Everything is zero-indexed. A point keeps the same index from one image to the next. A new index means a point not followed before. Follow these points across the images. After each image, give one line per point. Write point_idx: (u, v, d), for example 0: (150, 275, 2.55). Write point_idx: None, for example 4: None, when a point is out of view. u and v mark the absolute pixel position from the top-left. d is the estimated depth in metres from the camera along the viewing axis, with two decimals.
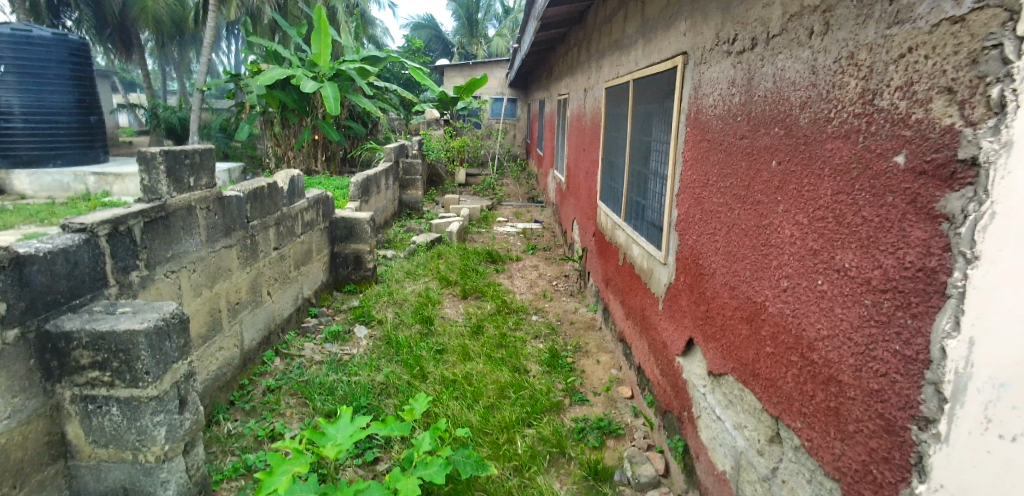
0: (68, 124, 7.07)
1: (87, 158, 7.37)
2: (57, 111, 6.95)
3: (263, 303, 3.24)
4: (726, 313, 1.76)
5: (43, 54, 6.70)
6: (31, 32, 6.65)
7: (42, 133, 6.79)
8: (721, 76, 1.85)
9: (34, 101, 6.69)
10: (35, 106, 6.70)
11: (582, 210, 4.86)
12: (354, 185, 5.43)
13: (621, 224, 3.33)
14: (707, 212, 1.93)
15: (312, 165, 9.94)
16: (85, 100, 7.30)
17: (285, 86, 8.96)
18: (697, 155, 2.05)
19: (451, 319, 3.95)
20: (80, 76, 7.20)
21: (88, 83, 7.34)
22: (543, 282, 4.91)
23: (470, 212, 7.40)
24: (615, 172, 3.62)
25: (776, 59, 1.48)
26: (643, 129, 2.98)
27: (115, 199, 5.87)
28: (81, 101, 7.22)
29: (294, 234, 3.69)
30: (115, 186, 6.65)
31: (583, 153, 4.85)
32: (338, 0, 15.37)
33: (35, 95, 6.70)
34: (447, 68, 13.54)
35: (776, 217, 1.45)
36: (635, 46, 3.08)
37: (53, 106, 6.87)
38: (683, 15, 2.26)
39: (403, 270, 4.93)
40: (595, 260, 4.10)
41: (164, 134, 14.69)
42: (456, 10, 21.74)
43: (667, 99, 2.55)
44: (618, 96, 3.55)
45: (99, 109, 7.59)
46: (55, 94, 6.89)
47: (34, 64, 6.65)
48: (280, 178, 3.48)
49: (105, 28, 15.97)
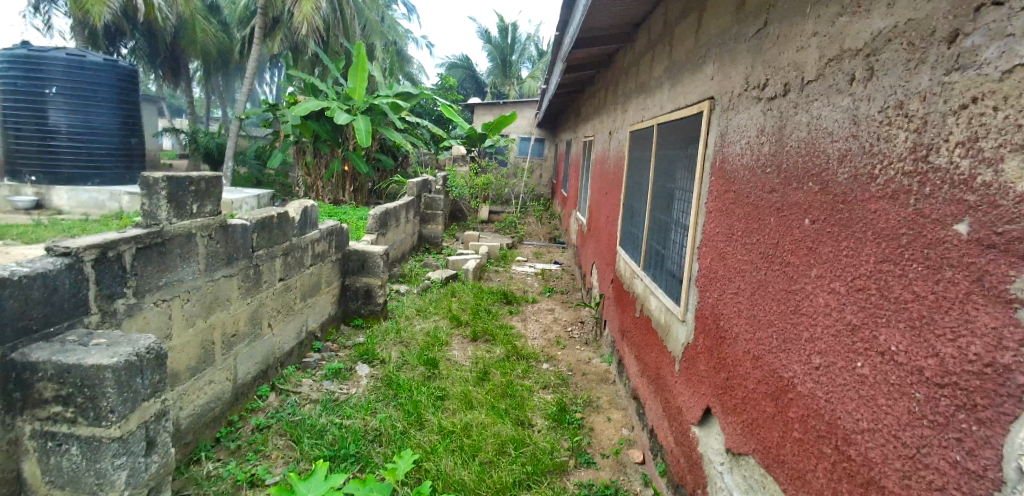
0: (112, 145, 7.27)
1: (125, 180, 7.53)
2: (105, 132, 7.19)
3: (263, 336, 3.14)
4: (749, 384, 1.57)
5: (93, 78, 6.93)
6: (86, 57, 6.90)
7: (86, 152, 6.98)
8: (749, 122, 1.71)
9: (81, 121, 6.92)
10: (83, 126, 6.94)
11: (602, 254, 4.69)
12: (372, 217, 5.40)
13: (640, 273, 3.16)
14: (731, 269, 1.76)
15: (339, 195, 10.04)
16: (129, 124, 7.52)
17: (319, 118, 9.21)
18: (722, 206, 1.89)
19: (457, 362, 3.78)
20: (127, 100, 7.43)
21: (133, 107, 7.54)
22: (558, 327, 4.72)
23: (489, 250, 7.31)
24: (636, 219, 3.47)
25: (811, 106, 1.34)
26: (666, 175, 2.84)
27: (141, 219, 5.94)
28: (125, 124, 7.43)
29: (303, 265, 3.62)
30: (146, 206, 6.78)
31: (606, 195, 4.73)
32: (377, 38, 15.91)
33: (84, 117, 6.94)
34: (478, 105, 13.75)
35: (808, 283, 1.28)
36: (662, 90, 2.98)
37: (99, 128, 7.07)
38: (711, 58, 2.14)
39: (414, 307, 4.81)
40: (612, 308, 3.91)
41: (202, 158, 15.21)
42: (491, 52, 22.30)
43: (691, 144, 2.42)
44: (641, 139, 3.44)
45: (142, 131, 7.80)
46: (101, 117, 7.08)
47: (85, 87, 6.89)
48: (292, 207, 3.44)
49: (157, 57, 16.79)
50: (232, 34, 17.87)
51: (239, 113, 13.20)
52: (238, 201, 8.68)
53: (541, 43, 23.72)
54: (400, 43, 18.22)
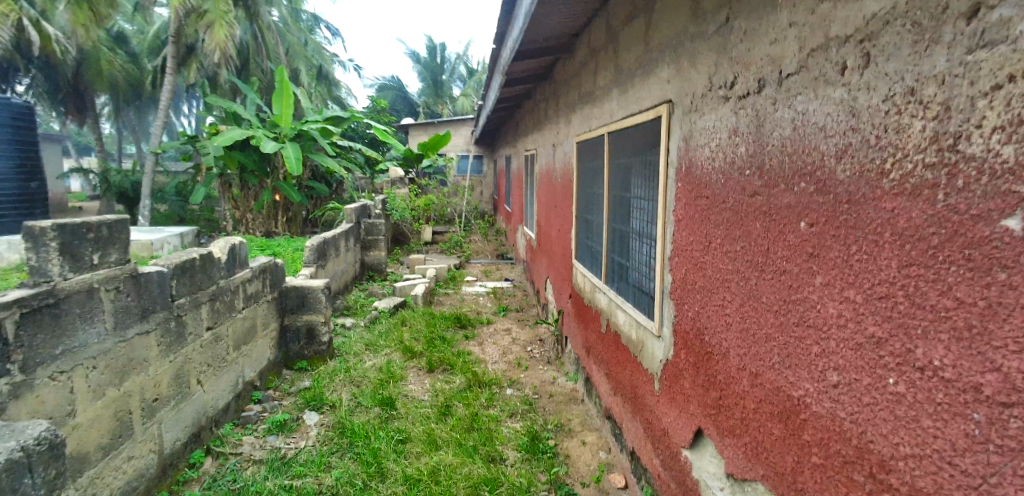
0: (9, 190, 6.51)
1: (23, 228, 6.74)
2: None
3: (192, 394, 2.76)
4: (748, 404, 1.45)
5: None
6: None
7: None
8: (718, 123, 1.61)
9: None
10: None
11: (556, 268, 4.57)
12: (309, 249, 5.03)
13: (602, 287, 3.03)
14: (712, 279, 1.64)
15: (272, 226, 9.44)
16: (27, 166, 6.82)
17: (244, 147, 8.67)
18: (693, 214, 1.78)
19: (416, 398, 3.51)
20: (22, 142, 6.78)
21: (29, 150, 6.89)
22: (517, 348, 4.53)
23: (437, 272, 7.04)
24: (592, 232, 3.36)
25: (794, 102, 1.25)
26: (623, 185, 2.74)
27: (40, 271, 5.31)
28: (21, 167, 6.71)
29: (234, 309, 3.25)
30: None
31: (554, 208, 4.62)
32: (301, 63, 15.35)
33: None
34: (412, 125, 13.49)
35: (812, 291, 1.17)
36: (609, 98, 2.89)
37: None
38: (665, 60, 2.05)
39: (362, 342, 4.48)
40: (573, 324, 3.77)
41: (114, 197, 14.01)
42: (420, 71, 22.06)
43: (648, 151, 2.33)
44: (591, 149, 3.35)
45: (41, 177, 7.10)
46: None
47: None
48: (216, 246, 3.09)
49: (56, 92, 15.40)
50: (141, 63, 16.71)
51: (154, 146, 12.28)
52: (158, 241, 7.96)
53: (471, 60, 23.73)
54: (325, 66, 17.64)
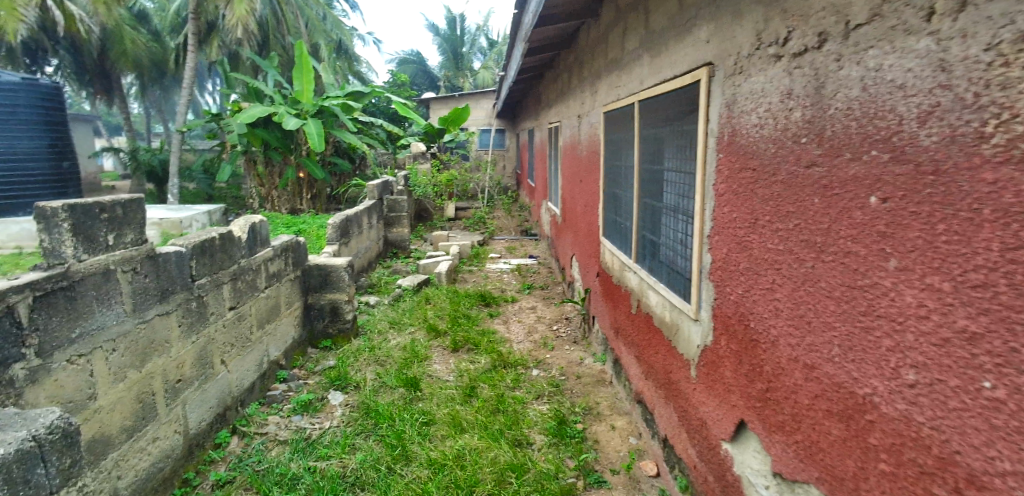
0: (43, 171, 6.60)
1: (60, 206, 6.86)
2: (31, 156, 6.48)
3: (216, 375, 2.74)
4: (801, 398, 1.32)
5: (10, 98, 6.31)
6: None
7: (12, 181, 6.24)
8: (767, 86, 1.45)
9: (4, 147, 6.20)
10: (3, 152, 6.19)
11: (582, 245, 4.43)
12: (332, 227, 4.98)
13: (631, 266, 2.90)
14: (758, 260, 1.50)
15: (297, 203, 9.47)
16: (59, 146, 6.88)
17: (267, 124, 8.65)
18: (736, 187, 1.63)
19: (440, 378, 3.45)
20: (52, 122, 6.83)
21: (58, 129, 6.92)
22: (543, 327, 4.44)
23: (460, 249, 6.96)
24: (620, 207, 3.20)
25: (864, 57, 1.08)
26: (655, 157, 2.57)
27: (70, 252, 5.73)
28: (53, 147, 6.78)
29: (257, 288, 3.22)
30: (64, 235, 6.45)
31: (580, 183, 4.46)
32: (321, 37, 15.21)
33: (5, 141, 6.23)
34: (433, 99, 13.30)
35: (884, 277, 1.03)
36: (639, 63, 2.70)
37: (25, 152, 6.40)
38: (704, 17, 1.86)
39: (386, 320, 4.44)
40: (601, 304, 3.65)
41: (145, 176, 14.27)
42: (441, 44, 21.69)
43: (684, 119, 2.16)
44: (619, 119, 3.17)
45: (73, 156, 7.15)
46: (26, 140, 6.43)
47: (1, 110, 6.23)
48: (236, 225, 3.04)
49: (85, 73, 15.62)
50: (165, 42, 16.80)
51: (180, 125, 12.40)
52: (187, 219, 8.06)
53: (492, 31, 23.20)
54: (345, 41, 17.46)
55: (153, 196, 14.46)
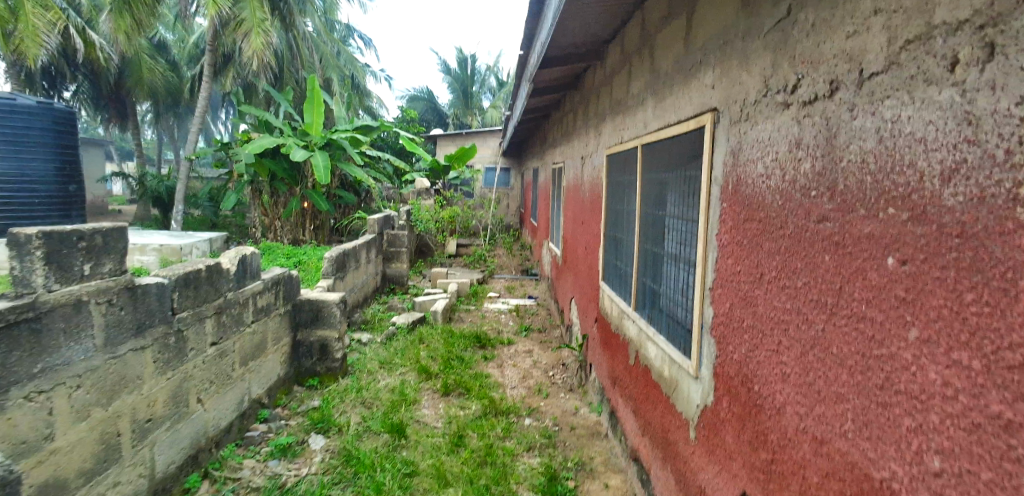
0: (48, 194, 6.59)
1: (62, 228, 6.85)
2: (39, 179, 6.49)
3: (191, 414, 2.61)
4: (809, 475, 1.20)
5: (25, 122, 6.36)
6: (15, 100, 6.34)
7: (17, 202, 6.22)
8: (775, 135, 1.38)
9: (13, 169, 6.21)
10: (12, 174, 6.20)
11: (581, 288, 4.33)
12: (328, 260, 4.91)
13: (630, 314, 2.79)
14: (763, 318, 1.40)
15: (299, 235, 9.44)
16: (68, 170, 6.91)
17: (275, 155, 8.71)
18: (741, 239, 1.55)
19: (428, 424, 3.30)
20: (64, 146, 6.87)
21: (67, 153, 6.93)
22: (538, 372, 4.29)
23: (459, 287, 6.86)
24: (621, 252, 3.12)
25: (881, 107, 1.01)
26: (658, 203, 2.50)
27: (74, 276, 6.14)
28: (62, 170, 6.80)
29: (243, 323, 3.11)
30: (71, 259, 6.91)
31: (581, 225, 4.39)
32: (334, 73, 15.56)
33: (15, 165, 6.24)
34: (440, 137, 13.46)
35: (903, 349, 0.93)
36: (644, 108, 2.67)
37: (34, 175, 6.42)
38: (710, 63, 1.82)
39: (377, 360, 4.30)
40: (598, 351, 3.53)
41: (151, 202, 14.36)
42: (451, 84, 22.19)
43: (687, 165, 2.10)
44: (622, 162, 3.13)
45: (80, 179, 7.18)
46: (36, 163, 6.46)
47: (15, 133, 6.27)
48: (227, 257, 2.97)
49: (101, 99, 15.94)
50: (181, 73, 17.20)
51: (190, 153, 12.55)
52: (187, 246, 8.01)
53: (501, 73, 23.76)
54: (357, 78, 17.86)
55: (157, 222, 14.49)
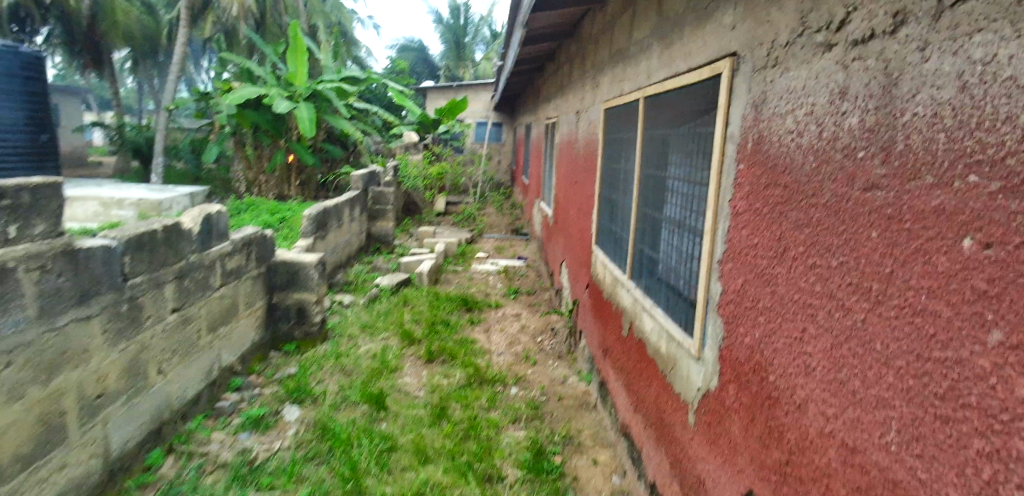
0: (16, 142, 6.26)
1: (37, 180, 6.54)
2: (9, 127, 6.09)
3: (150, 388, 2.43)
4: (835, 485, 1.03)
5: None
6: None
7: None
8: (814, 82, 1.15)
9: None
10: None
11: (572, 252, 4.13)
12: (308, 218, 4.66)
13: (625, 282, 2.60)
14: (785, 301, 1.21)
15: (284, 190, 9.10)
16: (38, 119, 6.50)
17: (257, 106, 8.27)
18: (760, 208, 1.33)
19: (409, 394, 3.16)
20: (34, 92, 6.44)
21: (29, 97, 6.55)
22: (526, 338, 4.14)
23: (447, 247, 6.65)
24: (617, 216, 2.91)
25: (966, 44, 0.78)
26: (660, 164, 2.27)
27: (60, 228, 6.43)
28: (33, 119, 6.41)
29: (209, 287, 2.89)
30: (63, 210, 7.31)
31: (574, 185, 4.16)
32: (319, 20, 14.79)
33: None
34: (430, 89, 12.92)
35: (981, 355, 0.73)
36: (647, 56, 2.40)
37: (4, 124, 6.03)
38: (730, 1, 1.56)
39: (358, 324, 4.13)
40: (590, 318, 3.36)
41: (131, 154, 13.84)
42: (443, 34, 21.30)
43: (697, 121, 1.86)
44: (621, 117, 2.87)
45: (56, 129, 6.80)
46: (5, 111, 6.05)
47: None
48: (188, 217, 2.73)
49: (73, 44, 15.06)
50: (158, 17, 16.27)
51: (168, 103, 11.97)
52: (167, 201, 7.69)
53: (495, 23, 22.80)
54: (344, 25, 17.02)
55: (137, 175, 13.97)
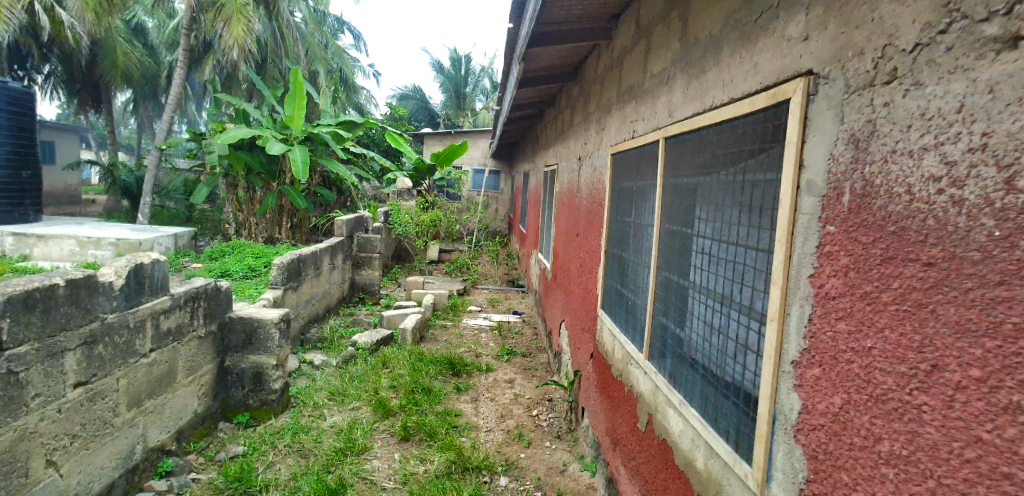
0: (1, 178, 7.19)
1: (13, 217, 7.42)
2: None
3: (33, 486, 1.91)
4: None
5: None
6: (7, 84, 7.16)
7: None
8: (981, 99, 0.73)
9: None
10: None
11: (573, 313, 3.65)
12: (278, 267, 4.18)
13: (640, 362, 2.11)
14: (944, 455, 0.74)
15: (275, 233, 8.57)
16: (21, 156, 7.49)
17: (251, 148, 7.92)
18: (872, 295, 0.89)
19: (376, 485, 2.62)
20: (18, 128, 7.36)
21: (21, 134, 7.45)
22: (518, 410, 3.60)
23: (436, 299, 6.16)
24: (628, 278, 2.46)
25: None
26: (685, 218, 1.83)
27: (26, 265, 5.85)
28: (16, 156, 7.37)
29: (134, 354, 2.39)
30: (35, 248, 6.76)
31: (576, 237, 3.73)
32: (320, 65, 14.84)
33: None
34: (428, 134, 12.74)
35: None
36: (667, 88, 2.01)
37: None
38: (795, 3, 1.17)
39: (326, 390, 3.58)
40: (594, 396, 2.86)
41: (120, 192, 13.47)
42: (444, 83, 21.48)
43: (742, 162, 1.44)
44: (633, 162, 2.47)
45: (35, 166, 7.82)
46: None
47: None
48: (109, 271, 2.28)
49: (74, 83, 14.94)
50: (160, 58, 16.29)
51: (160, 142, 11.67)
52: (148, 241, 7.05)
53: (495, 75, 23.15)
54: (345, 70, 17.05)
55: (125, 214, 13.56)
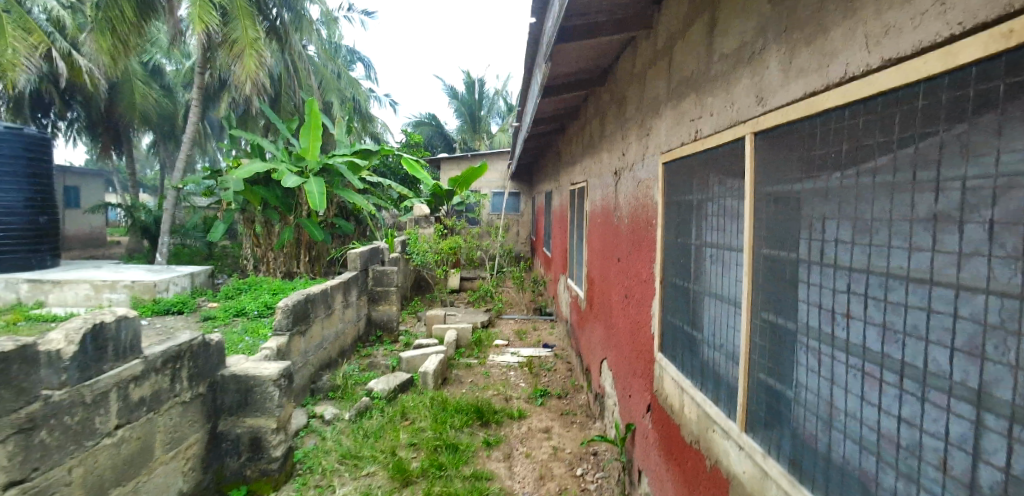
0: (15, 227, 6.70)
1: (31, 263, 6.90)
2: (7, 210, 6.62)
3: None
4: None
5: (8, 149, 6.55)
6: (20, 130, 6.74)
7: None
8: None
9: None
10: None
11: (618, 350, 3.14)
12: (283, 310, 3.76)
13: (731, 432, 1.59)
14: None
15: (293, 267, 8.18)
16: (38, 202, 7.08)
17: (267, 182, 7.65)
18: None
19: None
20: (35, 173, 6.95)
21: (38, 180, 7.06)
22: (560, 468, 3.07)
23: (460, 334, 5.68)
24: (694, 315, 1.96)
25: None
26: (786, 239, 1.35)
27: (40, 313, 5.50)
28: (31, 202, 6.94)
29: (94, 433, 1.95)
30: (51, 294, 6.29)
31: (616, 263, 3.24)
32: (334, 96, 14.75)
33: None
34: (444, 159, 12.43)
35: None
36: (746, 70, 1.56)
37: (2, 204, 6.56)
38: None
39: (337, 453, 3.09)
40: (656, 457, 2.34)
41: (140, 234, 13.33)
42: (457, 108, 21.32)
43: (908, 154, 0.96)
44: (694, 169, 2.00)
45: (54, 211, 7.39)
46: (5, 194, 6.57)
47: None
48: (56, 338, 1.86)
49: (95, 128, 15.01)
50: (177, 98, 16.35)
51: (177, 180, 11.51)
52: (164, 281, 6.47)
53: (508, 98, 22.97)
54: (359, 100, 16.95)
55: (147, 254, 13.40)
